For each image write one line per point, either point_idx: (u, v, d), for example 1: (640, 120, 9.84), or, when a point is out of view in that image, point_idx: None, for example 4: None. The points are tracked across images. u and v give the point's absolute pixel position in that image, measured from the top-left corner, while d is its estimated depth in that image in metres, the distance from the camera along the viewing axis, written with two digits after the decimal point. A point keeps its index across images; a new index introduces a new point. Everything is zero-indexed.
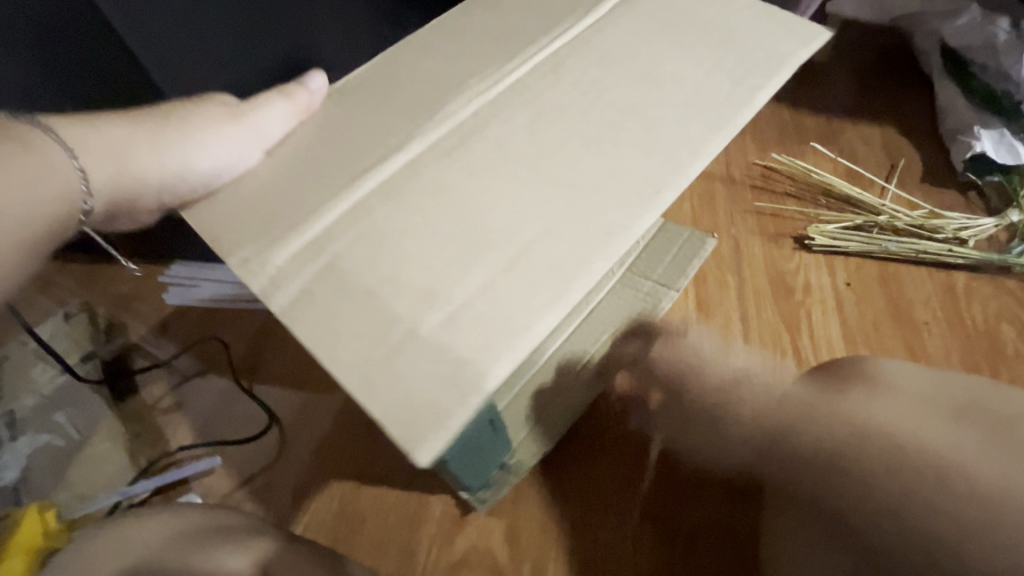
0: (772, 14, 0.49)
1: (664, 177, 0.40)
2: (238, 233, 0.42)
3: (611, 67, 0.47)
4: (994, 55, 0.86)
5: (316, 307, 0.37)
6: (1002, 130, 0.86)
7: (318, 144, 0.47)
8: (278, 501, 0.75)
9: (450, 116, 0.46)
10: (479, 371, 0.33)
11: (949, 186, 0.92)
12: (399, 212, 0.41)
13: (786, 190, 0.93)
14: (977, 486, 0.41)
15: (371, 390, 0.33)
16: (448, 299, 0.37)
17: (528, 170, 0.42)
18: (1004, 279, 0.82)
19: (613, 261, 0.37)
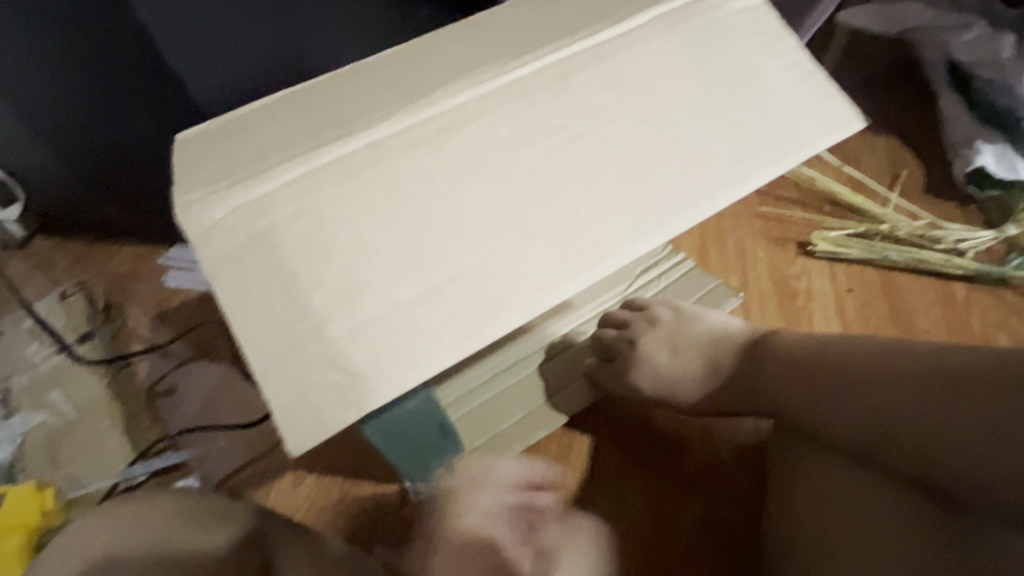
0: (816, 97, 0.46)
1: (616, 245, 0.39)
2: (194, 179, 0.40)
3: (619, 92, 0.45)
4: (998, 71, 0.88)
5: (245, 279, 0.36)
6: (1004, 146, 0.88)
7: (279, 123, 0.45)
8: (277, 487, 0.74)
9: (436, 105, 0.43)
10: (368, 387, 0.34)
11: (950, 198, 0.94)
12: (348, 197, 0.38)
13: (792, 195, 0.94)
14: (868, 365, 0.50)
15: (270, 372, 0.34)
16: (364, 308, 0.36)
17: (488, 189, 0.40)
18: (1002, 291, 0.84)
19: (525, 320, 0.36)
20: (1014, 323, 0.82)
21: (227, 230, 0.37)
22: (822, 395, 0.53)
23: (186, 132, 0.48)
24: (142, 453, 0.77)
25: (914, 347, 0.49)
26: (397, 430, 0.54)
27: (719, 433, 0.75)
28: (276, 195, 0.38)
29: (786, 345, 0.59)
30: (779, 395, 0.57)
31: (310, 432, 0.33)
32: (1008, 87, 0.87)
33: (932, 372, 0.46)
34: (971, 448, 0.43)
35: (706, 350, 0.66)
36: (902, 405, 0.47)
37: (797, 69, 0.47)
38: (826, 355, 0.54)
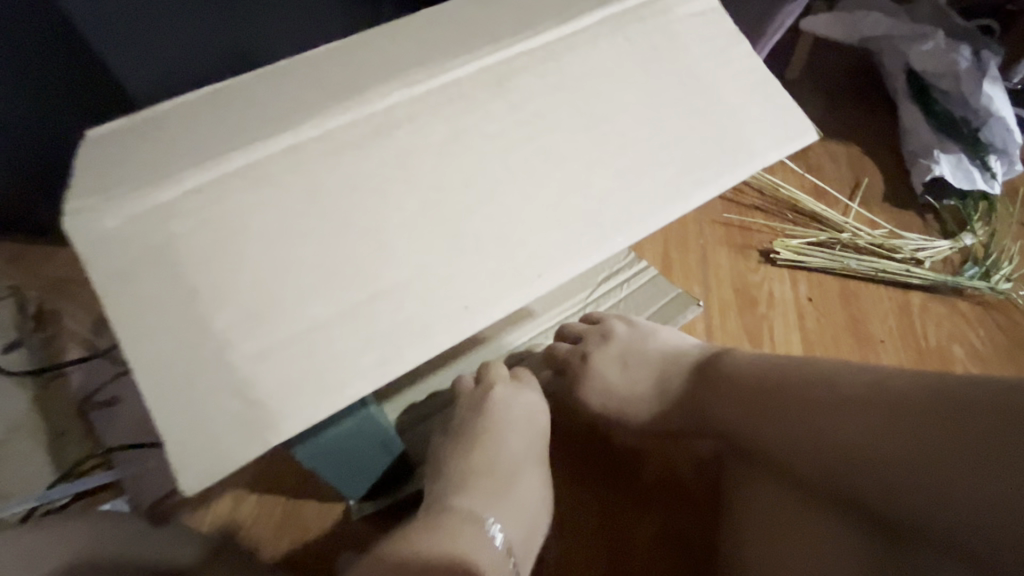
0: (768, 108, 0.45)
1: (553, 262, 0.37)
2: (88, 183, 0.37)
3: (559, 97, 0.43)
4: (955, 81, 0.90)
5: (137, 297, 0.33)
6: (960, 155, 0.89)
7: (197, 122, 0.42)
8: (218, 508, 0.71)
9: (364, 106, 0.41)
10: (273, 418, 0.32)
11: (909, 207, 0.94)
12: (264, 209, 0.36)
13: (755, 203, 0.93)
14: (815, 382, 0.50)
15: (162, 403, 0.31)
16: (272, 329, 0.33)
17: (417, 202, 0.38)
18: (956, 301, 0.85)
19: (451, 343, 0.35)
20: (967, 334, 0.82)
21: (119, 240, 0.34)
22: (769, 410, 0.52)
23: (98, 129, 0.43)
24: (66, 473, 0.71)
25: (858, 367, 0.48)
26: (332, 446, 0.52)
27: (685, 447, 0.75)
28: (178, 203, 0.35)
29: (738, 359, 0.58)
30: (726, 410, 0.56)
31: (205, 472, 0.30)
32: (964, 98, 0.90)
33: (873, 392, 0.46)
34: (903, 475, 0.43)
35: (654, 369, 0.65)
36: (840, 427, 0.47)
37: (748, 77, 0.46)
38: (775, 370, 0.53)
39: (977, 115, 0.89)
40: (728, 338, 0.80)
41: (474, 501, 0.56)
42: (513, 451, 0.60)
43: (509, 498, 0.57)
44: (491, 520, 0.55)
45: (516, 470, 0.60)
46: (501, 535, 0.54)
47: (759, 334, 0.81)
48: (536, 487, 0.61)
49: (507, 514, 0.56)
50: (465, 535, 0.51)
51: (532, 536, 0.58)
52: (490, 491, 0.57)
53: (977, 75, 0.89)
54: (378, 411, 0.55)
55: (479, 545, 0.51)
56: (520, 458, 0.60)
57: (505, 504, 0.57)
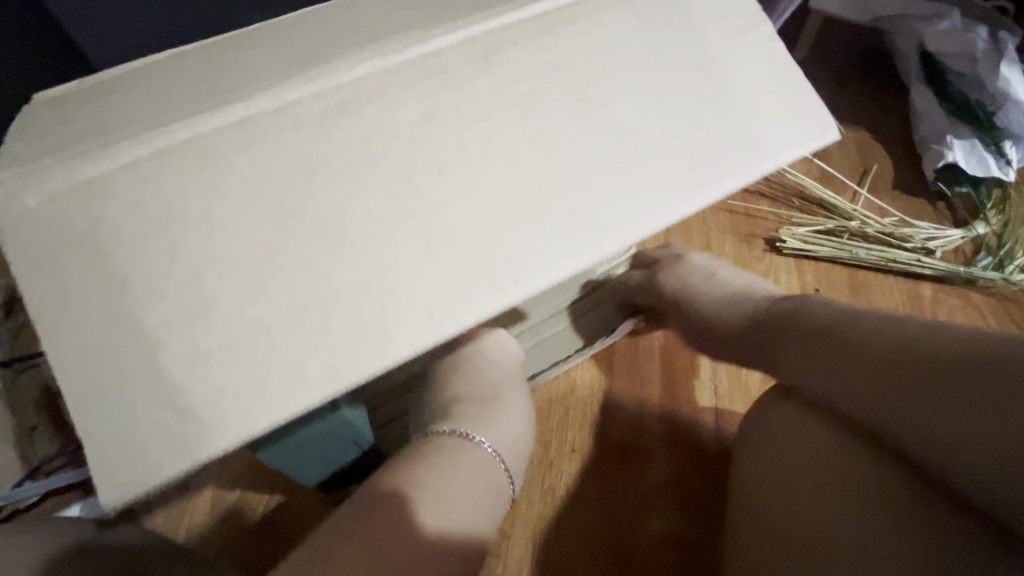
0: (785, 103, 0.41)
1: (530, 265, 0.34)
2: (23, 155, 0.34)
3: (547, 69, 0.39)
4: (972, 63, 0.85)
5: (58, 285, 0.30)
6: (974, 141, 0.85)
7: (150, 91, 0.39)
8: (198, 507, 0.68)
9: (329, 78, 0.37)
10: (204, 434, 0.29)
11: (920, 195, 0.91)
12: (206, 195, 0.32)
13: (760, 190, 0.89)
14: (845, 331, 0.47)
15: (83, 410, 0.28)
16: (210, 330, 0.30)
17: (382, 191, 0.34)
18: (970, 295, 0.81)
19: (412, 355, 0.31)
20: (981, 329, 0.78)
21: (41, 222, 0.31)
22: (801, 355, 0.51)
23: (46, 94, 0.42)
24: (32, 472, 0.66)
25: (890, 323, 0.45)
26: (302, 443, 0.51)
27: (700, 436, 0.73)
28: (110, 179, 0.32)
29: (788, 299, 0.56)
30: (767, 351, 0.56)
31: (121, 487, 0.28)
32: (981, 81, 0.85)
33: (897, 348, 0.43)
34: (930, 440, 0.40)
35: (727, 298, 0.63)
36: (866, 390, 0.44)
37: (768, 62, 0.42)
38: (814, 319, 0.51)
39: (993, 98, 0.84)
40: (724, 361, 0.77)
41: (459, 423, 0.52)
42: (490, 375, 0.59)
43: (494, 417, 0.54)
44: (485, 440, 0.51)
45: (495, 389, 0.58)
46: (490, 446, 0.51)
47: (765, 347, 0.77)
48: (518, 403, 0.58)
49: (495, 431, 0.53)
50: (451, 458, 0.48)
51: (523, 446, 0.56)
52: (474, 414, 0.54)
53: (994, 57, 0.84)
54: (355, 412, 0.55)
55: (468, 465, 0.48)
56: (496, 377, 0.59)
57: (491, 424, 0.54)
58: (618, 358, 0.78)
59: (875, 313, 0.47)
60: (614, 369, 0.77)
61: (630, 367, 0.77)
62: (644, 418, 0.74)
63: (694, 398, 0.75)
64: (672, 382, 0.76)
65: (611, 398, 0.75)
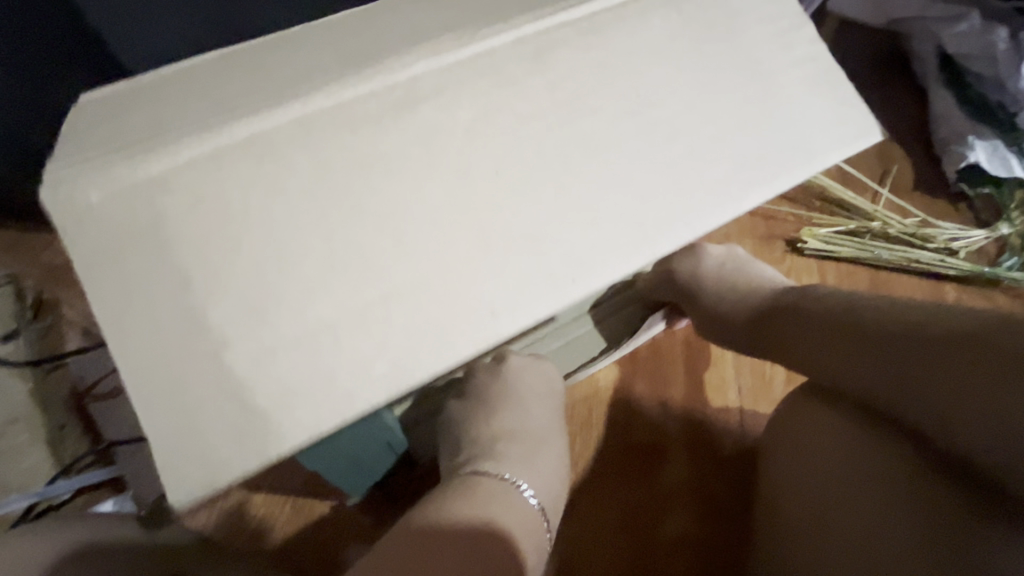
0: (828, 108, 0.42)
1: (585, 265, 0.35)
2: (78, 151, 0.35)
3: (601, 72, 0.40)
4: (993, 64, 0.85)
5: (122, 281, 0.31)
6: (995, 142, 0.85)
7: (203, 89, 0.40)
8: (225, 505, 0.68)
9: (387, 75, 0.38)
10: (272, 431, 0.30)
11: (940, 196, 0.91)
12: (271, 195, 0.33)
13: (780, 190, 0.89)
14: (866, 319, 0.47)
15: (150, 407, 0.29)
16: (278, 327, 0.32)
17: (439, 191, 0.35)
18: (993, 294, 0.81)
19: (474, 352, 0.33)
20: None
21: (103, 219, 0.31)
22: (822, 344, 0.51)
23: (90, 94, 0.43)
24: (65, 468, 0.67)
25: (913, 309, 0.45)
26: (339, 448, 0.52)
27: (723, 435, 0.73)
28: (171, 177, 0.33)
29: (806, 290, 0.56)
30: (788, 343, 0.55)
31: (192, 478, 0.29)
32: (1002, 83, 0.84)
33: (923, 330, 0.43)
34: (951, 422, 0.40)
35: (737, 300, 0.63)
36: (888, 376, 0.45)
37: (809, 64, 0.43)
38: (833, 308, 0.51)
39: (1015, 100, 0.83)
40: None
41: (505, 467, 0.54)
42: (537, 415, 0.60)
43: (536, 461, 0.56)
44: (529, 489, 0.53)
45: (542, 435, 0.59)
46: (533, 498, 0.53)
47: None
48: (557, 449, 0.59)
49: (537, 478, 0.55)
50: (497, 501, 0.50)
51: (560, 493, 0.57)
52: (519, 455, 0.56)
53: (1014, 57, 0.83)
54: (386, 412, 0.55)
55: (505, 501, 0.50)
56: (544, 421, 0.60)
57: (535, 468, 0.56)
58: (641, 359, 0.77)
59: (897, 300, 0.47)
60: (636, 368, 0.76)
61: (652, 366, 0.77)
62: (666, 418, 0.74)
63: (717, 398, 0.75)
64: (695, 381, 0.76)
65: (632, 396, 0.75)
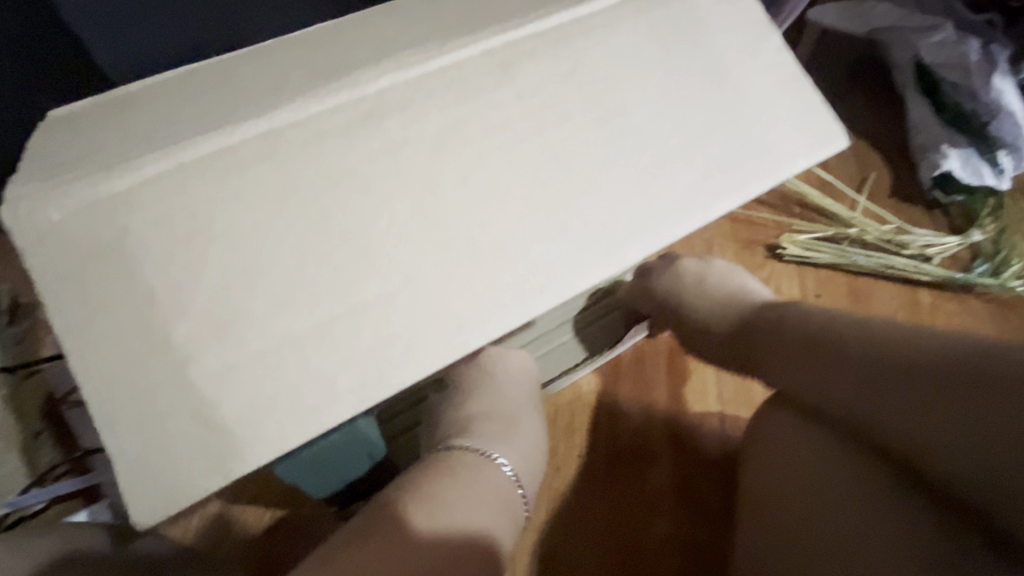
0: (796, 114, 0.43)
1: (553, 275, 0.36)
2: (45, 168, 0.36)
3: (569, 82, 0.41)
4: (966, 74, 0.88)
5: (85, 294, 0.32)
6: (969, 150, 0.87)
7: (169, 102, 0.40)
8: (206, 512, 0.68)
9: (352, 89, 0.38)
10: (234, 446, 0.32)
11: (916, 203, 0.92)
12: (236, 212, 0.34)
13: (761, 198, 0.91)
14: (847, 339, 0.47)
15: (114, 423, 0.31)
16: (240, 341, 0.33)
17: (406, 204, 0.36)
18: (967, 298, 0.82)
19: (440, 365, 0.34)
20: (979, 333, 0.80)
21: (65, 236, 0.32)
22: (803, 362, 0.51)
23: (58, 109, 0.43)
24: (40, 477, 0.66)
25: (895, 330, 0.45)
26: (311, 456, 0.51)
27: (707, 440, 0.74)
28: (133, 194, 0.34)
29: (785, 308, 0.57)
30: (768, 360, 0.55)
31: (155, 492, 0.30)
32: (975, 92, 0.88)
33: (907, 354, 0.43)
34: (938, 446, 0.40)
35: (717, 306, 0.64)
36: (885, 398, 0.44)
37: (776, 71, 0.43)
38: (815, 326, 0.51)
39: (987, 109, 0.87)
40: None
41: (480, 442, 0.54)
42: (511, 395, 0.60)
43: (514, 438, 0.56)
44: (505, 462, 0.53)
45: (515, 412, 0.59)
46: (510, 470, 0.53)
47: None
48: (531, 427, 0.59)
49: (514, 453, 0.55)
50: (470, 481, 0.49)
51: (539, 469, 0.57)
52: (495, 433, 0.55)
53: (986, 69, 0.87)
54: (366, 422, 0.54)
55: (475, 481, 0.49)
56: (516, 399, 0.60)
57: (512, 444, 0.55)
58: (624, 366, 0.78)
59: (883, 319, 0.47)
60: (620, 373, 0.77)
61: (635, 371, 0.78)
62: (651, 422, 0.75)
63: (699, 403, 0.76)
64: (678, 386, 0.77)
65: (616, 401, 0.75)
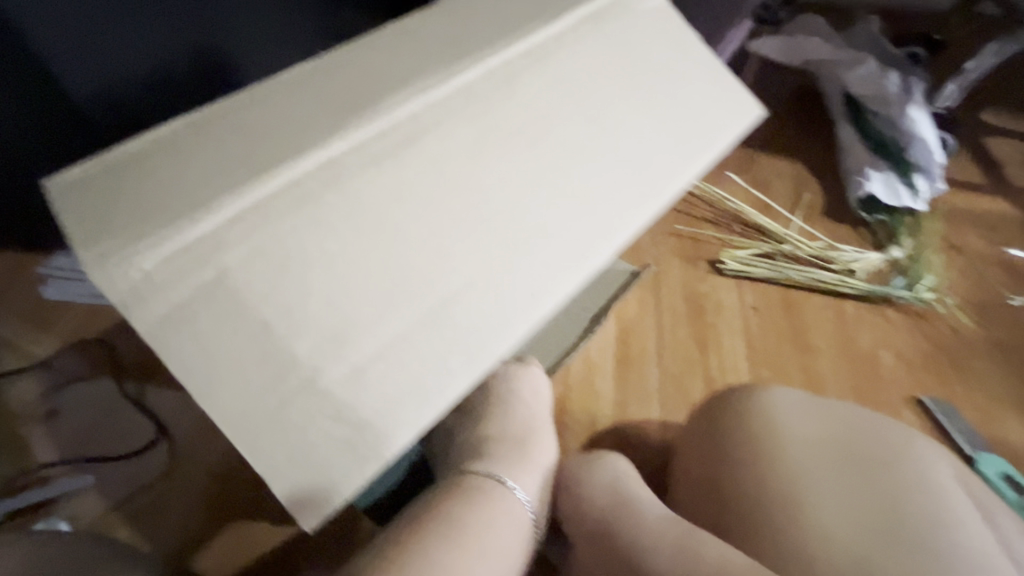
0: (722, 90, 0.54)
1: (592, 237, 0.41)
2: (104, 219, 0.32)
3: (559, 92, 0.47)
4: (886, 104, 0.96)
5: (199, 340, 0.30)
6: (888, 174, 0.96)
7: (207, 131, 0.38)
8: (157, 527, 0.65)
9: (390, 112, 0.41)
10: (381, 438, 0.32)
11: (846, 221, 0.99)
12: (319, 221, 0.35)
13: (706, 216, 0.97)
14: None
15: (259, 447, 0.30)
16: (361, 347, 0.33)
17: (468, 199, 0.40)
18: (887, 310, 0.89)
19: (529, 329, 0.37)
20: (897, 341, 0.86)
21: (161, 282, 0.31)
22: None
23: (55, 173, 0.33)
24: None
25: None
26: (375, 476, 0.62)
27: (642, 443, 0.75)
28: (229, 230, 0.33)
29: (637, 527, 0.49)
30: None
31: (306, 494, 0.30)
32: (896, 121, 0.95)
33: None
34: None
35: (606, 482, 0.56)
36: None
37: (700, 72, 0.54)
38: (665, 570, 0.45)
39: (905, 137, 0.95)
40: (677, 352, 0.82)
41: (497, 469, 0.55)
42: (521, 418, 0.62)
43: (527, 462, 0.58)
44: (517, 487, 0.54)
45: (526, 433, 0.61)
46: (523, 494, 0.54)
47: (706, 343, 0.84)
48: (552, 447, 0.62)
49: (526, 478, 0.56)
50: (488, 503, 0.50)
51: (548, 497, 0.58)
52: (505, 457, 0.57)
53: (904, 100, 0.95)
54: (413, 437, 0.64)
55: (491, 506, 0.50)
56: (528, 421, 0.62)
57: (525, 468, 0.57)
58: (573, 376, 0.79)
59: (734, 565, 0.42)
60: (566, 388, 0.78)
61: (581, 380, 0.79)
62: (599, 424, 0.75)
63: (641, 408, 0.77)
64: (625, 389, 0.78)
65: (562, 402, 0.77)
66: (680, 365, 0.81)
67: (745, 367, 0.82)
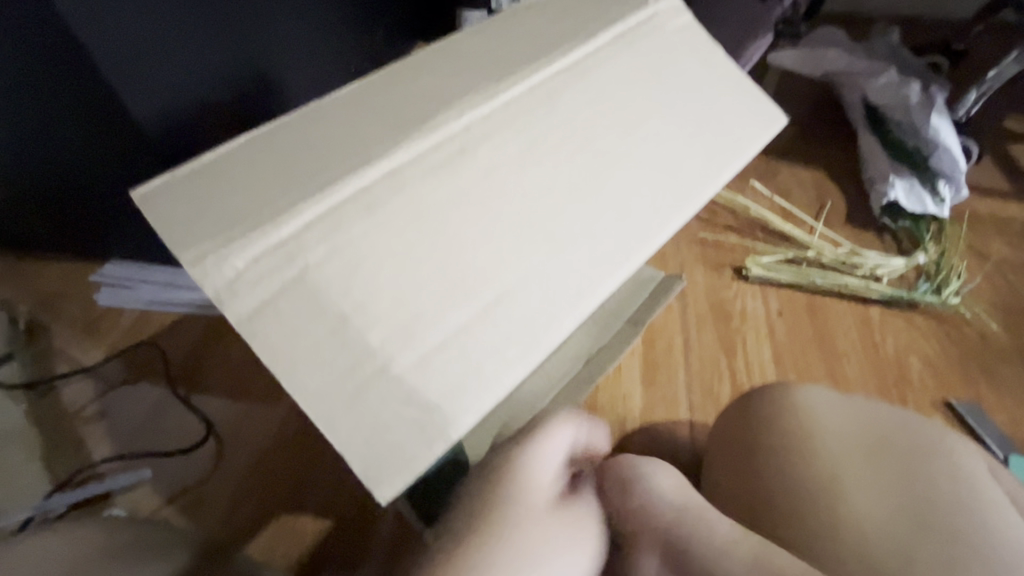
0: (748, 103, 0.56)
1: (631, 239, 0.44)
2: (198, 228, 0.36)
3: (598, 109, 0.50)
4: (908, 112, 0.99)
5: (281, 330, 0.34)
6: (912, 181, 0.97)
7: (275, 150, 0.42)
8: (210, 519, 0.69)
9: (443, 128, 0.45)
10: (445, 421, 0.35)
11: (869, 228, 1.00)
12: (379, 228, 0.39)
13: (729, 224, 0.99)
14: None
15: (337, 426, 0.33)
16: (423, 340, 0.37)
17: (515, 208, 0.43)
18: (912, 315, 0.90)
19: (575, 326, 0.40)
20: (924, 346, 0.87)
21: (251, 282, 0.35)
22: None
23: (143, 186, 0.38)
24: (61, 483, 0.70)
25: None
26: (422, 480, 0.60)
27: (674, 448, 0.76)
28: (303, 236, 0.37)
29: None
30: None
31: (379, 469, 0.33)
32: (917, 129, 0.97)
33: None
34: None
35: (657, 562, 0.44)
36: None
37: (728, 82, 0.56)
38: None
39: (929, 145, 0.96)
40: (704, 356, 0.84)
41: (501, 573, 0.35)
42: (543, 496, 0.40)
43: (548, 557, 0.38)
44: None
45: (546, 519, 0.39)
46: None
47: (732, 348, 0.85)
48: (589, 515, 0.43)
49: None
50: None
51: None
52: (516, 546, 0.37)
53: (927, 106, 0.97)
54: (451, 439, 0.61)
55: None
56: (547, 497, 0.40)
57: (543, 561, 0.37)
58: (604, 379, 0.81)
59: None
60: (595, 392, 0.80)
61: (611, 383, 0.81)
62: (628, 428, 0.77)
63: (670, 411, 0.79)
64: (653, 393, 0.80)
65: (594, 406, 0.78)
66: (707, 369, 0.83)
67: (772, 370, 0.84)
